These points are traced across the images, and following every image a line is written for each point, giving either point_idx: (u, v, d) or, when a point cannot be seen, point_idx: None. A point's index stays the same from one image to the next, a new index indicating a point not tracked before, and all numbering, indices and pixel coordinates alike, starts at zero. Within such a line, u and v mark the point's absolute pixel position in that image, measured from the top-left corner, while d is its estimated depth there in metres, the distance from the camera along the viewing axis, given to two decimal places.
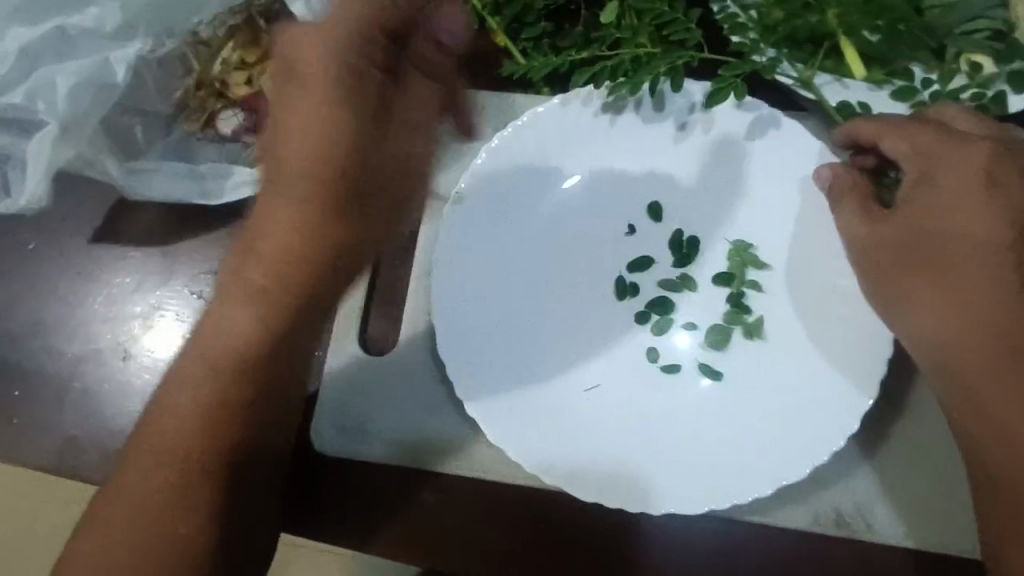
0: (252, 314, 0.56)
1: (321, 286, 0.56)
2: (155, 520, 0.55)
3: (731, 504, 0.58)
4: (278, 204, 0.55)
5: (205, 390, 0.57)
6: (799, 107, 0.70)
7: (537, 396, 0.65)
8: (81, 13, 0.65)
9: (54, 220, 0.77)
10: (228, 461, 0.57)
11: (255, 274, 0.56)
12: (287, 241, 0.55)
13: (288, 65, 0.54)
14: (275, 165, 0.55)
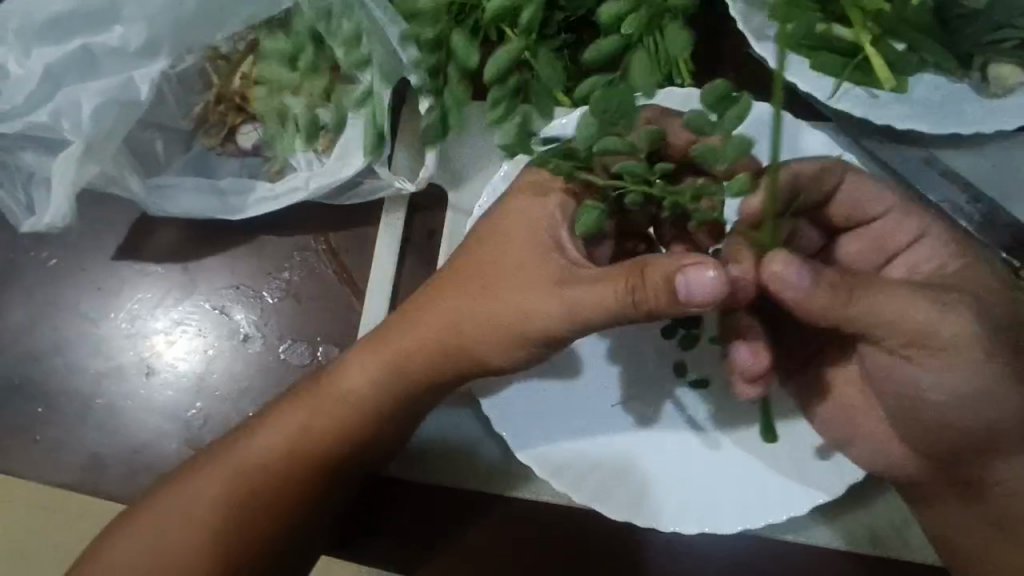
0: (373, 381, 0.60)
1: (413, 376, 0.60)
2: (201, 543, 0.58)
3: (764, 522, 0.59)
4: (458, 292, 0.57)
5: (313, 437, 0.60)
6: (824, 115, 0.69)
7: (570, 412, 0.64)
8: (107, 31, 0.67)
9: (73, 237, 0.77)
10: (295, 503, 0.60)
11: (386, 354, 0.60)
12: (419, 327, 0.58)
13: (500, 225, 0.56)
14: (506, 259, 0.55)
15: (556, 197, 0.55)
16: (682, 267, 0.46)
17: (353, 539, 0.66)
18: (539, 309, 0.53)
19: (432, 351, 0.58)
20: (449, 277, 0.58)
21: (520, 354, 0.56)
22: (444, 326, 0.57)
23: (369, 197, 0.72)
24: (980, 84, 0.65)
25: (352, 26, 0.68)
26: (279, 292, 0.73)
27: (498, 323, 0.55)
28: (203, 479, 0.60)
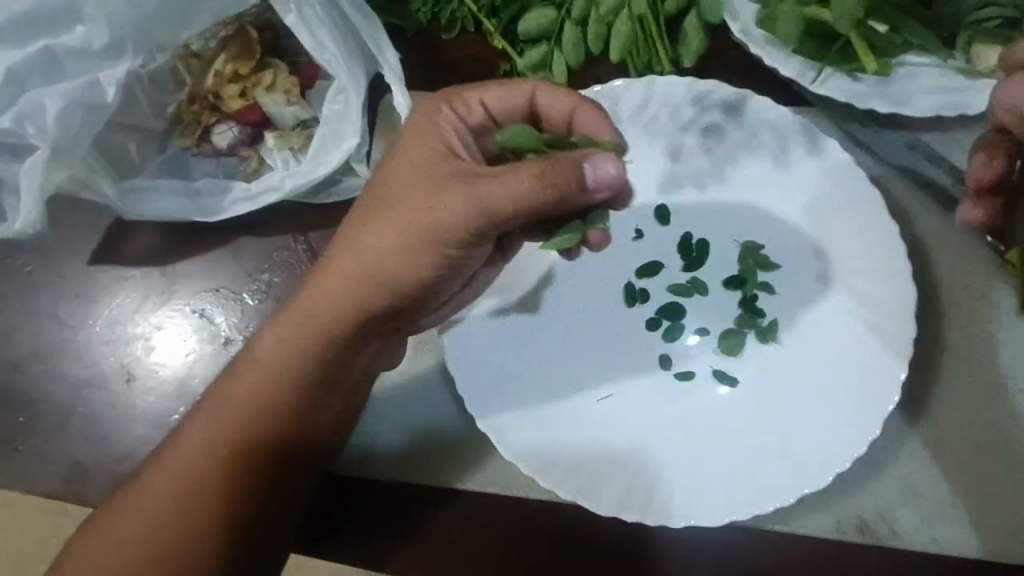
0: (288, 342, 0.60)
1: (331, 326, 0.59)
2: (172, 536, 0.58)
3: (751, 512, 0.57)
4: (366, 250, 0.57)
5: (236, 404, 0.60)
6: (805, 100, 0.68)
7: (519, 382, 0.64)
8: (69, 32, 0.65)
9: (47, 244, 0.76)
10: (245, 473, 0.60)
11: (296, 314, 0.60)
12: (331, 284, 0.58)
13: (387, 188, 0.57)
14: (405, 213, 0.56)
15: (429, 151, 0.57)
16: (580, 163, 0.52)
17: (323, 537, 0.65)
18: (457, 224, 0.55)
19: (347, 304, 0.58)
20: (354, 239, 0.58)
21: (442, 268, 0.58)
22: (359, 279, 0.58)
23: (346, 195, 0.71)
24: (964, 65, 0.64)
25: (322, 21, 0.65)
26: (259, 294, 0.72)
27: (417, 251, 0.57)
28: (160, 489, 0.59)
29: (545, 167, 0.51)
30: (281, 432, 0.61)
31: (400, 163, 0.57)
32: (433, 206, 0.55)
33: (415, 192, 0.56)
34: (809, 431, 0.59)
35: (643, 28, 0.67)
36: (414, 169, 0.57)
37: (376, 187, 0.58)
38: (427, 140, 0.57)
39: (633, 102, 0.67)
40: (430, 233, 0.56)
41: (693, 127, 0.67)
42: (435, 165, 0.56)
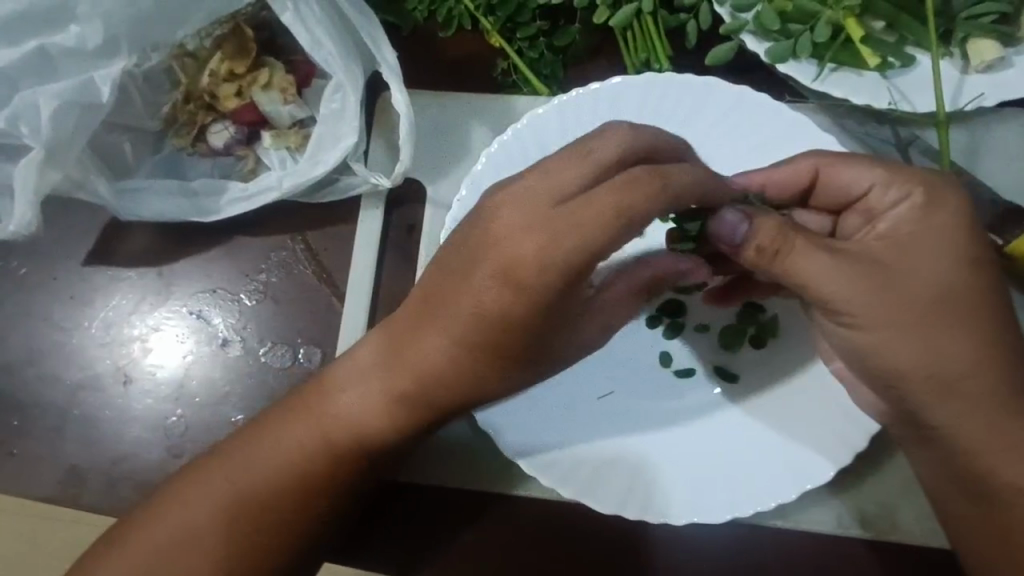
0: (380, 411, 0.57)
1: (430, 399, 0.55)
2: (215, 554, 0.57)
3: (755, 509, 0.58)
4: (467, 311, 0.50)
5: (327, 456, 0.58)
6: (803, 96, 0.69)
7: (570, 417, 0.63)
8: (62, 31, 0.64)
9: (39, 245, 0.75)
10: (311, 520, 0.58)
11: (389, 379, 0.56)
12: (432, 347, 0.53)
13: (493, 235, 0.48)
14: (507, 283, 0.48)
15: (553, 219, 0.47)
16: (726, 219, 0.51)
17: (354, 544, 0.65)
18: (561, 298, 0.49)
19: (437, 383, 0.54)
20: (444, 290, 0.51)
21: (516, 372, 0.54)
22: (456, 354, 0.52)
23: (346, 193, 0.70)
24: (962, 61, 0.63)
25: (317, 18, 0.65)
26: (257, 294, 0.72)
27: (499, 339, 0.51)
28: (186, 512, 0.58)
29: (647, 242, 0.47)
30: (351, 485, 0.59)
31: (526, 223, 0.47)
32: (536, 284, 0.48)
33: (530, 262, 0.47)
34: (809, 427, 0.60)
35: (641, 24, 0.66)
36: (533, 238, 0.47)
37: (495, 240, 0.49)
38: (564, 191, 0.47)
39: (631, 97, 0.66)
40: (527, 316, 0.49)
41: (690, 120, 0.66)
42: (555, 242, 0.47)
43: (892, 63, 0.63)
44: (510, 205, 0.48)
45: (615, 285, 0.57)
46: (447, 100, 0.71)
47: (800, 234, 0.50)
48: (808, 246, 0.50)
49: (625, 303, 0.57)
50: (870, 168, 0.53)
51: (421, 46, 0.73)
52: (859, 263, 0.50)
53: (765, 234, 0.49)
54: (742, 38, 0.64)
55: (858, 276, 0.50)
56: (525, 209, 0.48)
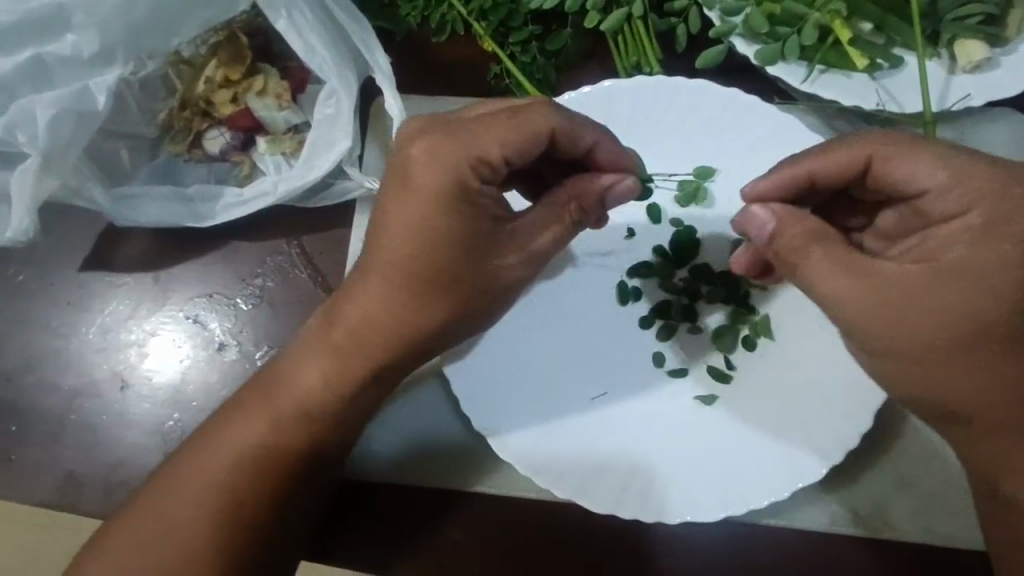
0: (323, 371, 0.58)
1: (370, 345, 0.56)
2: (188, 536, 0.57)
3: (749, 508, 0.59)
4: (396, 254, 0.53)
5: (281, 418, 0.59)
6: (793, 98, 0.69)
7: (561, 416, 0.63)
8: (58, 40, 0.64)
9: (37, 252, 0.75)
10: (273, 488, 0.58)
11: (327, 337, 0.58)
12: (369, 298, 0.55)
13: (401, 172, 0.52)
14: (420, 213, 0.52)
15: (456, 153, 0.51)
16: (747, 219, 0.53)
17: (334, 541, 0.66)
18: (468, 208, 0.52)
19: (375, 333, 0.56)
20: (372, 243, 0.55)
21: (455, 315, 0.56)
22: (392, 300, 0.54)
23: (340, 197, 0.71)
24: (949, 62, 0.64)
25: (312, 26, 0.66)
26: (253, 298, 0.72)
27: (423, 272, 0.53)
28: (163, 512, 0.58)
29: (545, 136, 0.51)
30: (312, 454, 0.60)
31: (431, 160, 0.51)
32: (449, 207, 0.52)
33: (434, 184, 0.51)
34: (802, 426, 0.60)
35: (632, 28, 0.67)
36: (432, 148, 0.51)
37: (410, 177, 0.52)
38: (466, 126, 0.51)
39: (622, 100, 0.66)
40: (450, 246, 0.53)
41: (682, 122, 0.66)
42: (459, 162, 0.51)
43: (880, 64, 0.64)
44: (413, 144, 0.52)
45: (530, 211, 0.56)
46: (441, 105, 0.72)
47: (821, 245, 0.50)
48: (826, 260, 0.50)
49: (544, 227, 0.56)
50: (936, 169, 0.49)
51: (415, 52, 0.74)
52: (891, 280, 0.49)
53: (793, 231, 0.51)
54: (732, 41, 0.65)
55: (871, 290, 0.49)
56: (426, 140, 0.52)
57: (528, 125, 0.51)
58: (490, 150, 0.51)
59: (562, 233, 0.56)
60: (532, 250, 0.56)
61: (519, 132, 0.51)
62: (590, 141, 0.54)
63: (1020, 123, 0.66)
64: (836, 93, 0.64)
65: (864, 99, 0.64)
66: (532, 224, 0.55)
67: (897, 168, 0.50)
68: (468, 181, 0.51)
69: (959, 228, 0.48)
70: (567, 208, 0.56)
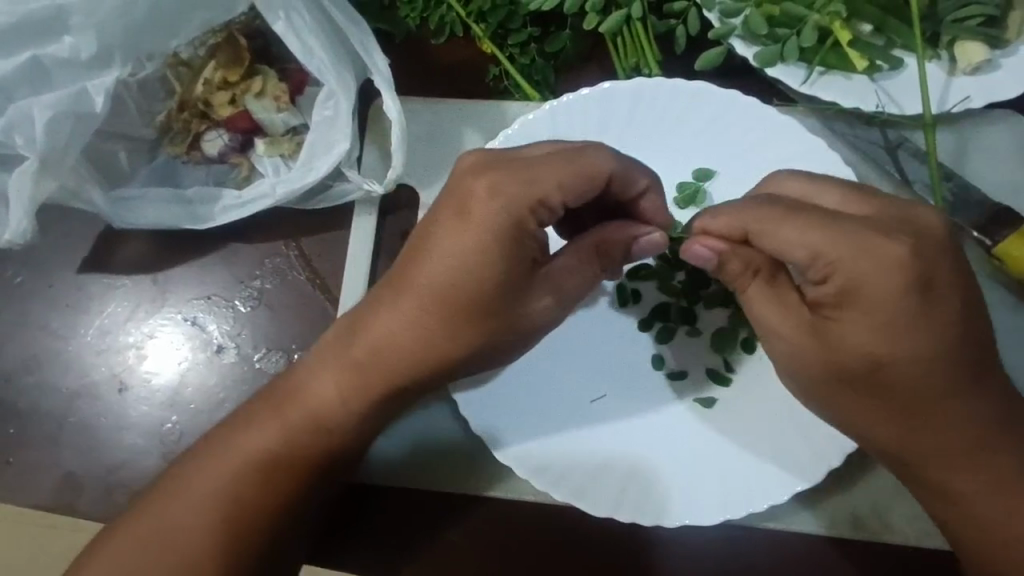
0: (340, 388, 0.58)
1: (394, 367, 0.56)
2: (191, 542, 0.57)
3: (748, 511, 0.59)
4: (431, 275, 0.53)
5: (297, 433, 0.58)
6: (792, 100, 0.69)
7: (560, 419, 0.63)
8: (56, 42, 0.64)
9: (36, 253, 0.75)
10: (282, 505, 0.58)
11: (348, 353, 0.57)
12: (398, 317, 0.55)
13: (461, 200, 0.52)
14: (468, 241, 0.52)
15: (518, 190, 0.51)
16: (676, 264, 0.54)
17: (336, 547, 0.66)
18: (518, 250, 0.52)
19: (398, 354, 0.56)
20: (407, 263, 0.55)
21: (479, 346, 0.56)
22: (421, 323, 0.54)
23: (338, 200, 0.71)
24: (949, 64, 0.64)
25: (310, 28, 0.66)
26: (252, 301, 0.72)
27: (457, 299, 0.53)
28: (169, 517, 0.57)
29: (604, 180, 0.52)
30: (323, 472, 0.60)
31: (492, 192, 0.51)
32: (499, 243, 0.52)
33: (489, 219, 0.51)
34: (801, 429, 0.60)
35: (631, 30, 0.67)
36: (496, 183, 0.51)
37: (467, 204, 0.52)
38: (533, 164, 0.52)
39: (621, 101, 0.66)
40: (488, 276, 0.52)
41: (681, 123, 0.66)
42: (518, 200, 0.51)
43: (880, 66, 0.64)
44: (474, 174, 0.52)
45: (561, 255, 0.57)
46: (439, 106, 0.72)
47: (757, 281, 0.52)
48: (774, 302, 0.52)
49: (577, 272, 0.57)
50: (806, 234, 0.47)
51: (413, 53, 0.74)
52: (795, 318, 0.52)
53: (734, 267, 0.52)
54: (731, 43, 0.65)
55: (802, 322, 0.51)
56: (489, 174, 0.52)
57: (592, 171, 0.52)
58: (552, 193, 0.51)
59: (593, 277, 0.57)
60: (566, 292, 0.57)
61: (579, 175, 0.52)
62: (640, 187, 0.55)
63: (1019, 125, 0.66)
64: (836, 95, 0.64)
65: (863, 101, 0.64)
66: (563, 269, 0.56)
67: (775, 238, 0.48)
68: (522, 220, 0.52)
69: (839, 286, 0.48)
70: (587, 255, 0.57)
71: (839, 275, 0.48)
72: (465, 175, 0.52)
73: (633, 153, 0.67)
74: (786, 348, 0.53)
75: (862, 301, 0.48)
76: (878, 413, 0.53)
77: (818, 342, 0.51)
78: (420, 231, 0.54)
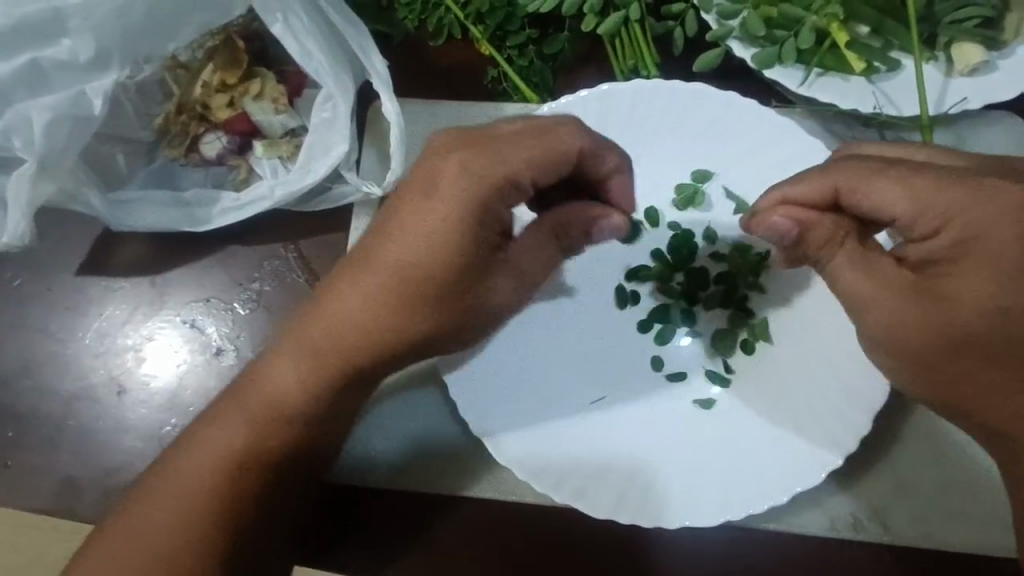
0: (297, 377, 0.57)
1: (363, 356, 0.56)
2: (161, 538, 0.56)
3: (748, 511, 0.59)
4: (403, 260, 0.54)
5: (261, 426, 0.58)
6: (790, 102, 0.69)
7: (559, 419, 0.63)
8: (54, 45, 0.64)
9: (34, 256, 0.75)
10: (251, 494, 0.58)
11: (306, 341, 0.56)
12: (366, 306, 0.55)
13: (429, 178, 0.53)
14: (432, 220, 0.53)
15: (484, 172, 0.52)
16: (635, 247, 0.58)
17: (335, 550, 0.65)
18: (480, 228, 0.54)
19: (363, 342, 0.56)
20: (373, 244, 0.55)
21: (442, 328, 0.56)
22: (387, 309, 0.55)
23: (336, 202, 0.71)
24: (947, 65, 0.64)
25: (308, 30, 0.66)
26: (251, 303, 0.72)
27: (423, 282, 0.54)
28: (149, 518, 0.57)
29: (572, 158, 0.54)
30: (293, 460, 0.60)
31: (456, 174, 0.53)
32: (462, 219, 0.53)
33: (461, 193, 0.53)
34: (801, 430, 0.60)
35: (629, 32, 0.67)
36: (465, 161, 0.53)
37: (438, 186, 0.53)
38: (505, 146, 0.53)
39: (620, 102, 0.66)
40: (455, 258, 0.53)
41: (680, 125, 0.66)
42: (487, 180, 0.52)
43: (877, 67, 0.64)
44: (447, 158, 0.53)
45: (521, 234, 0.58)
46: (439, 108, 0.72)
47: (850, 242, 0.53)
48: (853, 264, 0.53)
49: (536, 253, 0.58)
50: (901, 188, 0.50)
51: (412, 55, 0.73)
52: (896, 280, 0.52)
53: (819, 234, 0.53)
54: (729, 45, 0.65)
55: (902, 287, 0.52)
56: (451, 155, 0.53)
57: (558, 151, 0.53)
58: (522, 167, 0.53)
59: (551, 257, 0.59)
60: (523, 275, 0.58)
61: (546, 156, 0.53)
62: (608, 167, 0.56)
63: (1017, 125, 0.66)
64: (833, 97, 0.64)
65: (860, 103, 0.64)
66: (519, 252, 0.57)
67: (868, 195, 0.51)
68: (489, 199, 0.53)
69: (950, 238, 0.50)
70: (546, 236, 0.58)
71: (935, 228, 0.50)
72: (429, 158, 0.54)
73: (632, 154, 0.67)
74: (880, 318, 0.52)
75: (977, 250, 0.50)
76: (982, 370, 0.51)
77: (920, 301, 0.51)
78: (387, 211, 0.55)
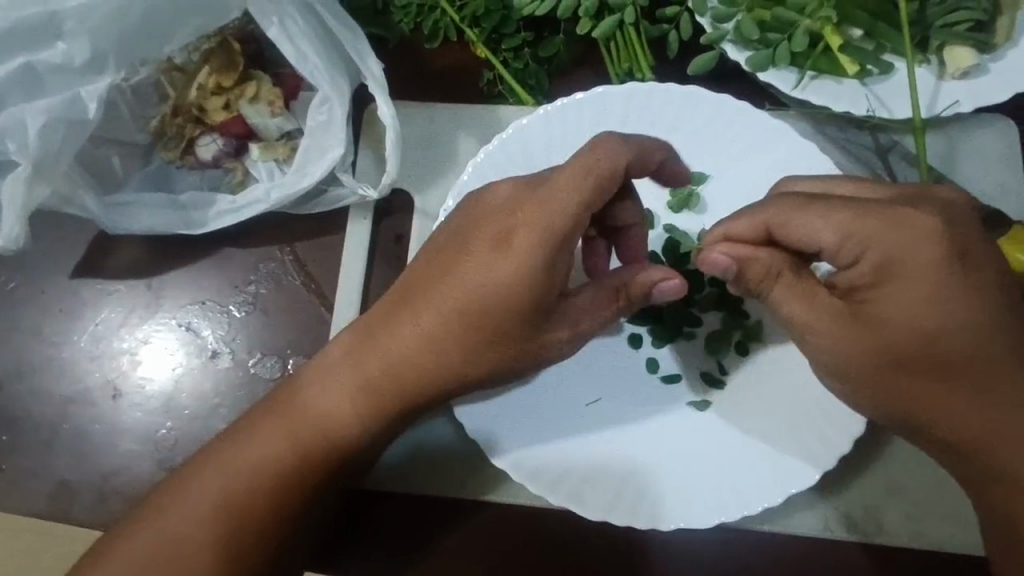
0: (350, 403, 0.58)
1: (412, 385, 0.57)
2: (192, 542, 0.57)
3: (743, 513, 0.59)
4: (460, 298, 0.54)
5: (305, 448, 0.58)
6: (784, 105, 0.70)
7: (555, 422, 0.63)
8: (49, 48, 0.64)
9: (29, 260, 0.75)
10: (287, 513, 0.58)
11: (360, 368, 0.58)
12: (418, 335, 0.56)
13: (502, 228, 0.53)
14: (497, 269, 0.53)
15: (557, 229, 0.52)
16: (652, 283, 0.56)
17: (333, 554, 0.66)
18: (546, 285, 0.53)
19: (413, 373, 0.57)
20: (432, 279, 0.55)
21: (500, 370, 0.57)
22: (444, 344, 0.55)
23: (332, 205, 0.71)
24: (938, 68, 0.65)
25: (303, 33, 0.66)
26: (246, 306, 0.72)
27: (485, 324, 0.54)
28: (172, 516, 0.58)
29: (619, 170, 0.53)
30: (329, 484, 0.60)
31: (529, 228, 0.52)
32: (534, 276, 0.53)
33: (535, 250, 0.52)
34: (794, 432, 0.60)
35: (624, 35, 0.68)
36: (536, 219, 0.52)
37: (502, 231, 0.53)
38: (568, 197, 0.52)
39: (615, 105, 0.66)
40: (520, 306, 0.53)
41: (674, 127, 0.67)
42: (557, 240, 0.52)
43: (870, 70, 0.64)
44: (506, 202, 0.53)
45: (581, 292, 0.57)
46: (435, 110, 0.72)
47: (787, 276, 0.52)
48: (790, 294, 0.52)
49: (594, 309, 0.57)
50: (831, 219, 0.49)
51: (408, 58, 0.74)
52: (830, 308, 0.52)
53: (754, 272, 0.52)
54: (723, 48, 0.65)
55: (836, 313, 0.52)
56: (522, 204, 0.53)
57: (610, 167, 0.52)
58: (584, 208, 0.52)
59: (608, 318, 0.57)
60: (581, 330, 0.57)
61: (592, 199, 0.52)
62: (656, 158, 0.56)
63: (1007, 128, 0.66)
64: (826, 100, 0.64)
65: (853, 105, 0.64)
66: (581, 305, 0.56)
67: (797, 230, 0.51)
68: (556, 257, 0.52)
69: (874, 265, 0.50)
70: (594, 291, 0.57)
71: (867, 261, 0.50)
72: (495, 206, 0.54)
73: None
74: (824, 343, 0.53)
75: (902, 273, 0.49)
76: (927, 385, 0.52)
77: (868, 326, 0.51)
78: (448, 250, 0.55)
